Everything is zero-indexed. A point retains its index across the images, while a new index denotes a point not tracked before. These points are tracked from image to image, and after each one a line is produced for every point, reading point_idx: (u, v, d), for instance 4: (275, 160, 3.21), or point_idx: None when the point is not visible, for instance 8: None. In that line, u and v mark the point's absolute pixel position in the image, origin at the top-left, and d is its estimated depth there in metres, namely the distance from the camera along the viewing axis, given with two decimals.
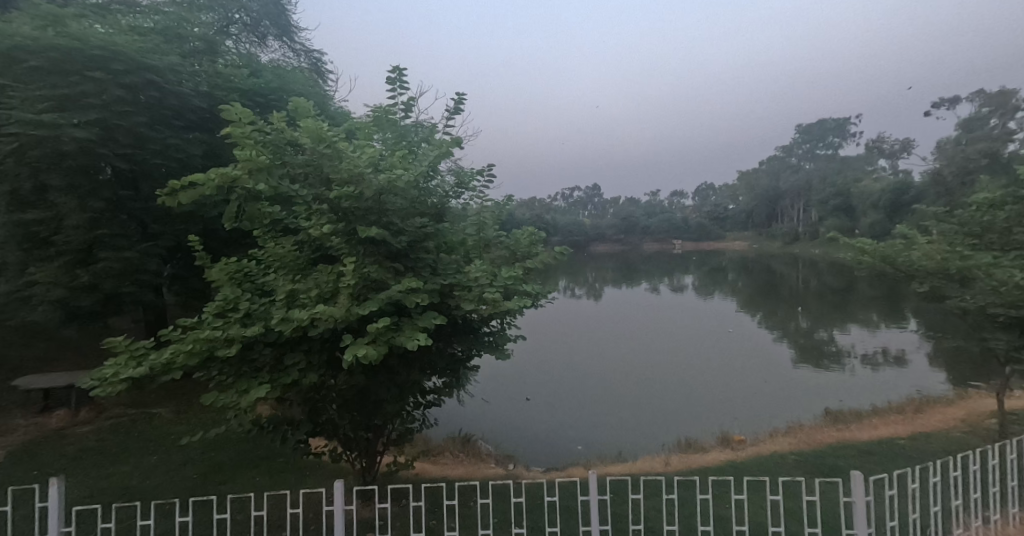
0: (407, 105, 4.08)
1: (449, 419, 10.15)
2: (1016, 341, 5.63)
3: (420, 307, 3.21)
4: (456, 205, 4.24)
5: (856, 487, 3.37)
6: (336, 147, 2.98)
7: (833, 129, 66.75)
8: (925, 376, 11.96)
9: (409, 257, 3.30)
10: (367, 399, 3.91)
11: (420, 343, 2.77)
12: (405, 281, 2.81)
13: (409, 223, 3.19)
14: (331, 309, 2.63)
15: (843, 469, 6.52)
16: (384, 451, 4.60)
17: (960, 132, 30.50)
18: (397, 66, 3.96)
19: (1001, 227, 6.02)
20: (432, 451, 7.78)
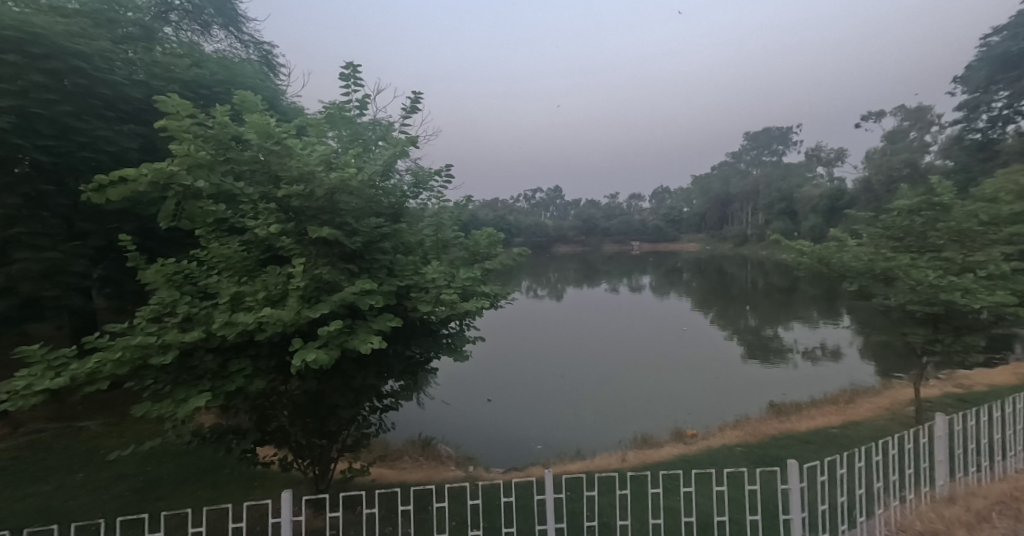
0: (362, 103, 4.06)
1: (408, 423, 10.11)
2: (930, 336, 6.16)
3: (375, 309, 3.23)
4: (414, 205, 4.25)
5: (789, 475, 3.63)
6: (285, 144, 2.98)
7: (777, 138, 70.30)
8: (858, 368, 12.87)
9: (363, 258, 3.32)
10: (320, 404, 3.89)
11: (373, 346, 2.80)
12: (358, 283, 2.85)
13: (364, 223, 3.21)
14: (279, 312, 2.64)
15: (781, 459, 6.94)
16: (338, 458, 4.56)
17: (886, 143, 32.87)
18: (351, 62, 3.94)
19: (918, 231, 6.58)
20: (389, 456, 7.72)
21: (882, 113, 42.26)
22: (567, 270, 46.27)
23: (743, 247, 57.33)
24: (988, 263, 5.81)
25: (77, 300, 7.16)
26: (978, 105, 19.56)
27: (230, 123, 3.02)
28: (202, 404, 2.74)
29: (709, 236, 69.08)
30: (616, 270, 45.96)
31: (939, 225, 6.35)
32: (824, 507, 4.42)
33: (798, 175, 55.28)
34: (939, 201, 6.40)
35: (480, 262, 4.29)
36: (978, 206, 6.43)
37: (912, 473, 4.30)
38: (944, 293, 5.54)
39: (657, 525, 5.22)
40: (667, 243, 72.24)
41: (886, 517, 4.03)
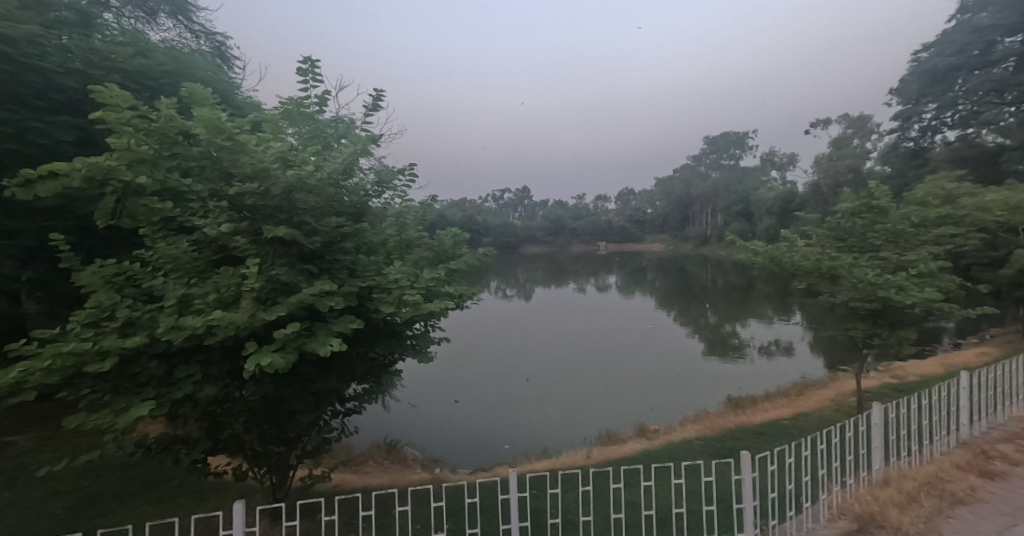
0: (321, 99, 4.01)
1: (373, 427, 9.99)
2: (870, 330, 6.55)
3: (335, 311, 3.24)
4: (377, 204, 4.22)
5: (744, 466, 3.79)
6: (238, 139, 2.94)
7: (734, 142, 72.82)
8: (808, 362, 13.56)
9: (323, 258, 3.34)
10: (278, 410, 3.85)
11: (332, 348, 2.81)
12: (317, 284, 2.85)
13: (323, 223, 3.22)
14: (232, 315, 2.61)
15: (735, 451, 7.27)
16: (297, 465, 4.51)
17: (833, 150, 34.61)
18: (308, 57, 3.91)
19: (859, 232, 6.98)
20: (353, 461, 7.64)
21: (829, 121, 44.40)
22: (535, 270, 46.53)
23: (703, 248, 59.12)
24: (919, 263, 6.31)
25: (5, 305, 6.73)
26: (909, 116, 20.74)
27: (177, 117, 2.93)
28: (144, 412, 2.65)
29: (671, 237, 70.88)
30: (584, 270, 46.52)
31: (878, 227, 6.80)
32: (773, 495, 4.62)
33: (753, 178, 57.40)
34: (877, 204, 6.83)
35: (446, 262, 4.34)
36: (909, 210, 6.97)
37: (852, 459, 4.49)
38: (881, 291, 5.94)
39: (617, 521, 5.36)
40: (631, 243, 73.66)
41: (829, 501, 4.15)
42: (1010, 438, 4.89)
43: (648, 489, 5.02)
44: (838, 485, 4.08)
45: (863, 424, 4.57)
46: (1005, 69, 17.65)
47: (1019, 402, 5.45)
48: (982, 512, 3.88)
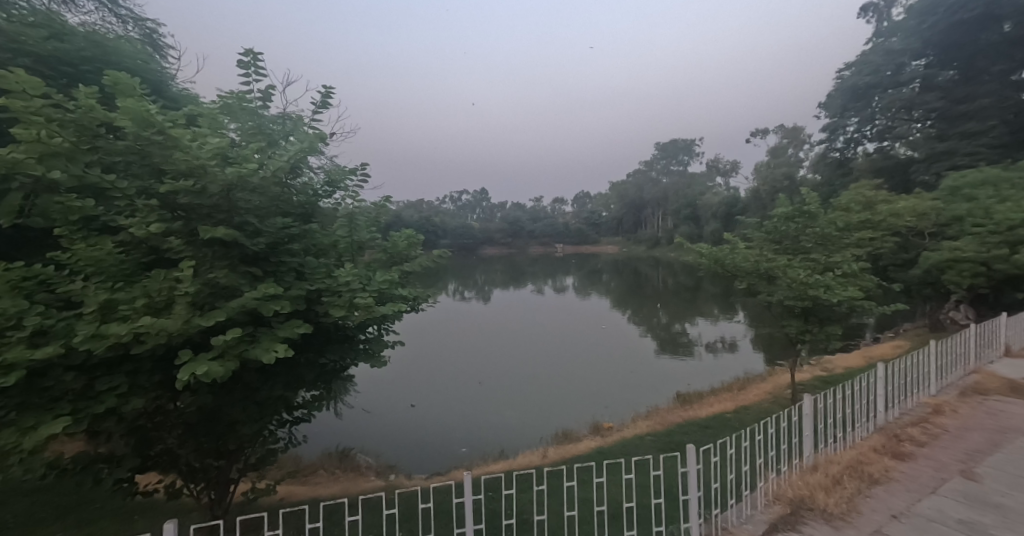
0: (265, 94, 3.82)
1: (324, 435, 9.76)
2: (802, 327, 7.01)
3: (281, 316, 3.21)
4: (328, 204, 4.14)
5: (690, 460, 3.90)
6: (170, 134, 2.86)
7: (682, 149, 75.62)
8: (751, 358, 14.33)
9: (267, 260, 3.30)
10: (217, 421, 3.73)
11: (276, 354, 2.79)
12: (261, 288, 2.82)
13: (268, 224, 3.19)
14: (164, 322, 2.54)
15: (682, 444, 7.62)
16: (238, 479, 4.36)
17: (772, 158, 36.63)
18: (251, 48, 3.61)
19: (793, 235, 7.47)
20: (303, 471, 7.47)
21: (766, 132, 47.00)
22: (494, 272, 46.56)
23: (655, 250, 61.02)
24: (843, 263, 6.86)
25: None
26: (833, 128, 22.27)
27: (98, 108, 2.79)
28: (57, 429, 2.46)
29: (625, 239, 72.83)
30: (541, 272, 46.94)
31: (808, 230, 7.34)
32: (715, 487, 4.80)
33: (699, 183, 59.83)
34: (808, 209, 7.36)
35: (400, 264, 4.33)
36: (835, 215, 7.55)
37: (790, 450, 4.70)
38: (811, 291, 6.41)
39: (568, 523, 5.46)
40: (588, 245, 74.99)
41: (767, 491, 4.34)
42: (918, 423, 5.39)
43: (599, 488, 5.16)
44: (775, 474, 4.29)
45: (796, 416, 4.81)
46: (914, 88, 19.35)
47: (927, 389, 6.01)
48: (894, 490, 4.25)
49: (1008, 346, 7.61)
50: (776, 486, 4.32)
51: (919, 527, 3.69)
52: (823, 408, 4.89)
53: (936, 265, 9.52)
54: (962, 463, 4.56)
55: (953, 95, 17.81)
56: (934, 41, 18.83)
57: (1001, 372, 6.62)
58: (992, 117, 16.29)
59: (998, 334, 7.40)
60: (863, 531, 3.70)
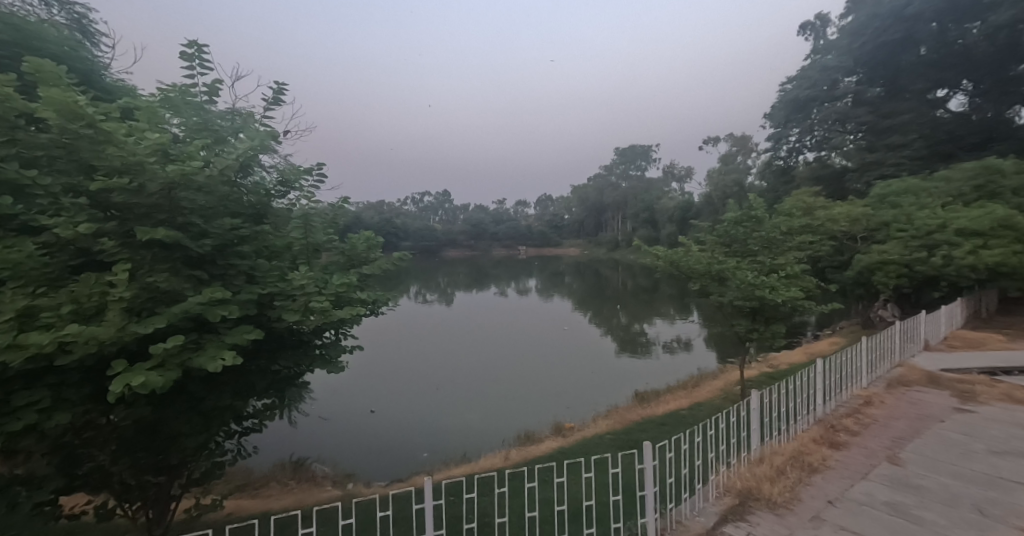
0: (212, 88, 3.55)
1: (277, 445, 9.44)
2: (751, 326, 7.35)
3: (229, 322, 3.12)
4: (281, 204, 4.07)
5: (647, 456, 3.94)
6: (102, 128, 2.63)
7: (640, 154, 77.69)
8: (705, 356, 14.91)
9: (214, 263, 3.19)
10: (157, 434, 3.52)
11: (222, 363, 2.72)
12: (207, 292, 2.74)
13: (214, 225, 3.09)
14: (96, 330, 2.40)
15: (639, 442, 7.85)
16: (180, 495, 4.15)
17: (724, 165, 38.21)
18: (195, 40, 3.35)
19: (743, 238, 7.84)
20: (254, 483, 7.22)
21: (718, 140, 49.00)
22: (457, 274, 46.42)
23: (615, 252, 62.37)
24: (786, 265, 7.28)
25: None
26: (777, 138, 23.49)
27: (16, 98, 2.57)
28: None
29: (586, 242, 74.10)
30: (505, 274, 47.20)
31: (755, 235, 7.74)
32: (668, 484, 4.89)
33: (655, 188, 61.76)
34: (755, 214, 7.75)
35: (359, 266, 4.30)
36: (778, 220, 7.99)
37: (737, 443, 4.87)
38: (758, 291, 6.78)
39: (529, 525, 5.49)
40: (549, 248, 75.78)
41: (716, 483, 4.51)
42: (852, 414, 5.77)
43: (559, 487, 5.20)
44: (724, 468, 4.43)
45: (745, 412, 5.00)
46: (847, 103, 20.70)
47: (860, 382, 6.44)
48: (831, 478, 4.54)
49: (928, 341, 8.28)
50: (726, 479, 4.46)
51: (852, 511, 3.96)
52: (768, 403, 5.12)
53: (867, 268, 10.23)
54: (888, 450, 4.93)
55: (880, 110, 19.22)
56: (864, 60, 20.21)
57: (921, 365, 7.21)
58: (912, 131, 17.69)
59: (920, 330, 8.02)
60: (803, 518, 3.94)
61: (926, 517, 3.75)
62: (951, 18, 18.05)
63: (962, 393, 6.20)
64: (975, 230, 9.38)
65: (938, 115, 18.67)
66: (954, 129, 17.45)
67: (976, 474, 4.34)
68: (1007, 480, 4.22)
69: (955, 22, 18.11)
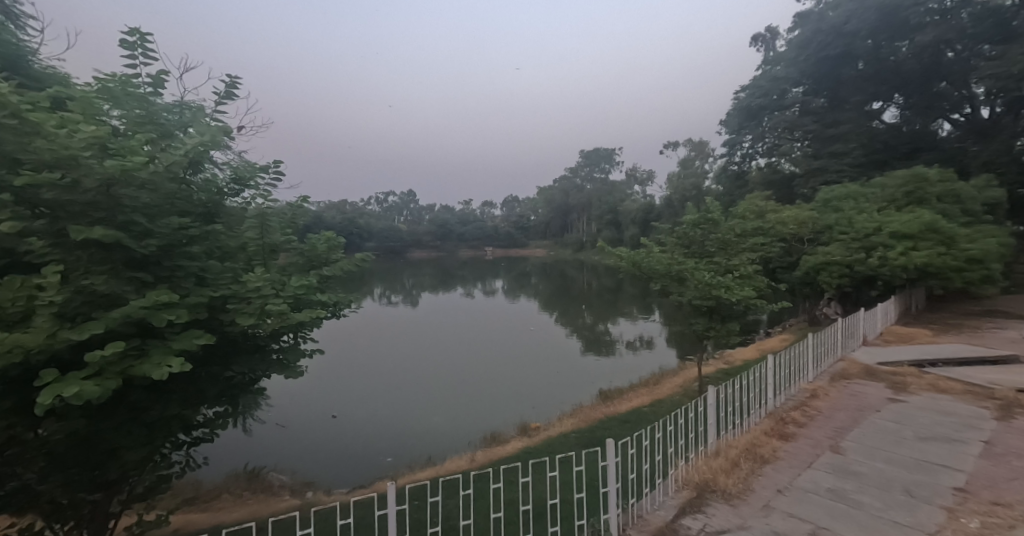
0: (157, 79, 3.29)
1: (232, 455, 9.12)
2: (708, 324, 7.63)
3: (176, 326, 2.96)
4: (235, 202, 3.95)
5: (610, 453, 3.98)
6: (31, 119, 2.45)
7: (604, 158, 79.08)
8: (666, 354, 15.37)
9: (160, 265, 3.02)
10: (92, 449, 3.24)
11: (169, 370, 2.56)
12: (151, 294, 2.57)
13: (160, 224, 2.85)
14: (21, 338, 2.21)
15: (602, 439, 8.02)
16: (122, 512, 3.91)
17: (683, 169, 39.48)
18: (138, 27, 3.05)
19: (701, 240, 8.11)
20: (205, 495, 6.92)
21: (677, 145, 50.54)
22: (423, 275, 46.02)
23: (580, 253, 63.31)
24: (740, 266, 7.60)
25: None
26: (731, 144, 24.38)
27: None
28: None
29: (552, 243, 74.86)
30: (471, 275, 47.19)
31: (712, 236, 8.04)
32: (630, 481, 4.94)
33: (617, 190, 63.15)
34: (711, 217, 8.05)
35: (319, 267, 4.25)
36: (733, 222, 8.32)
37: (695, 438, 5.01)
38: (715, 291, 7.09)
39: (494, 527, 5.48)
40: (516, 248, 76.10)
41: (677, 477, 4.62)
42: (799, 407, 6.09)
43: (524, 488, 5.21)
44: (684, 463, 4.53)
45: (701, 408, 5.15)
46: (794, 112, 21.75)
47: (806, 377, 6.80)
48: (781, 469, 4.77)
49: (867, 337, 8.80)
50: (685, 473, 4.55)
51: (800, 499, 4.18)
52: (723, 399, 5.29)
53: (813, 268, 10.78)
54: (832, 440, 5.23)
55: (824, 120, 20.31)
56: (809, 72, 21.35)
57: (860, 359, 7.68)
58: (855, 139, 18.75)
59: (859, 327, 8.53)
60: (756, 507, 4.13)
61: (864, 501, 4.01)
62: (884, 37, 19.38)
63: (895, 384, 6.65)
64: (906, 233, 10.08)
65: (875, 125, 19.93)
66: (888, 139, 18.94)
67: (907, 459, 4.67)
68: (933, 463, 4.56)
69: (888, 40, 19.48)
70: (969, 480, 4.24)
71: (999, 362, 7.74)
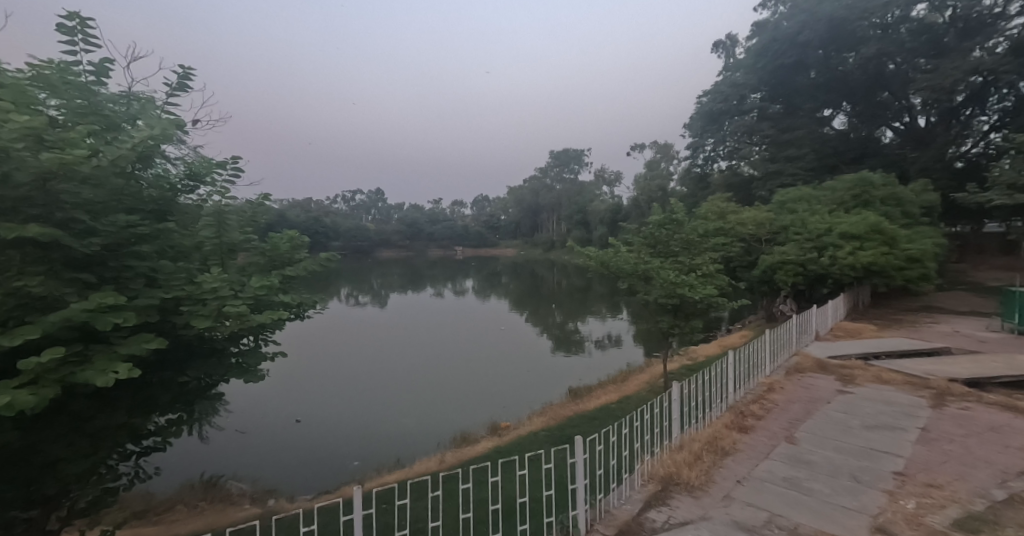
0: (99, 67, 3.18)
1: (187, 465, 8.79)
2: (672, 321, 7.84)
3: (122, 330, 2.84)
4: (190, 199, 3.85)
5: (579, 450, 4.00)
6: None
7: (573, 158, 79.84)
8: (633, 351, 15.71)
9: (105, 265, 2.93)
10: (28, 462, 3.06)
11: (114, 376, 2.46)
12: (93, 297, 2.45)
13: (105, 222, 2.74)
14: None
15: (571, 436, 8.15)
16: (62, 528, 3.71)
17: (649, 171, 40.32)
18: (77, 13, 2.96)
19: (667, 241, 8.32)
20: (157, 508, 6.64)
21: (644, 147, 51.52)
22: (392, 275, 45.41)
23: (551, 252, 63.75)
24: (703, 265, 7.85)
25: None
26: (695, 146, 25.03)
27: None
28: None
29: (523, 243, 75.12)
30: (441, 274, 46.99)
31: (676, 236, 8.28)
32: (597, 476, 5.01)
33: (586, 191, 63.94)
34: (676, 217, 8.28)
35: (281, 266, 4.17)
36: (696, 223, 8.58)
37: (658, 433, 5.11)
38: (678, 289, 7.29)
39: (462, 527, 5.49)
40: (487, 248, 76.00)
41: (642, 471, 4.70)
42: (757, 400, 6.33)
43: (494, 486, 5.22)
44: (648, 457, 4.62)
45: (667, 402, 5.26)
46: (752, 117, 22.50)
47: (764, 371, 7.07)
48: (740, 460, 4.97)
49: (819, 332, 9.21)
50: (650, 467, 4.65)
51: (757, 488, 4.36)
52: (685, 394, 5.43)
53: (770, 267, 11.22)
54: (786, 431, 5.47)
55: (780, 125, 21.12)
56: (767, 79, 22.15)
57: (813, 353, 8.05)
58: (809, 144, 19.60)
59: (812, 323, 8.92)
60: (717, 498, 4.29)
61: (816, 488, 4.23)
62: (833, 47, 20.35)
63: (844, 377, 7.00)
64: (854, 234, 10.61)
65: (826, 131, 20.90)
66: (838, 145, 19.91)
67: (853, 447, 4.94)
68: (876, 450, 4.83)
69: (837, 51, 20.46)
70: (907, 464, 4.52)
71: (936, 354, 8.27)
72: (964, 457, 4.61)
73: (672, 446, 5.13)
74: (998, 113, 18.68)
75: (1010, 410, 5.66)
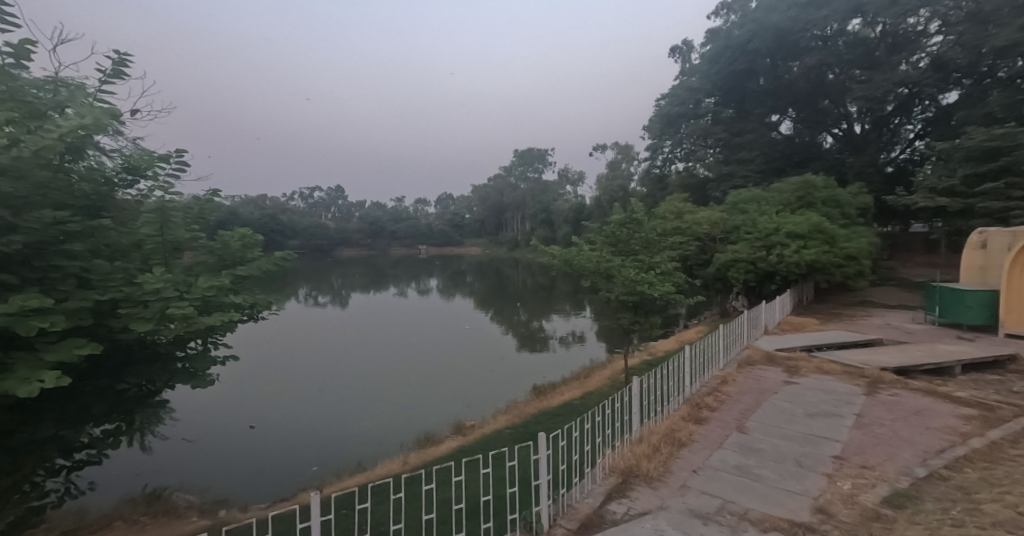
0: (20, 49, 3.00)
1: (131, 478, 8.36)
2: (633, 318, 8.02)
3: (49, 335, 2.69)
4: (128, 194, 3.69)
5: (541, 445, 4.00)
6: None
7: (536, 157, 80.24)
8: (595, 347, 16.00)
9: (30, 264, 2.78)
10: None
11: (41, 383, 2.32)
12: (17, 300, 2.31)
13: (28, 217, 2.59)
14: None
15: (534, 432, 8.25)
16: None
17: (611, 171, 41.01)
18: None
19: (626, 239, 8.51)
20: (93, 524, 6.28)
21: (606, 148, 52.35)
22: (354, 275, 44.46)
23: (515, 251, 63.91)
24: (662, 263, 8.05)
25: None
26: (654, 148, 25.64)
27: None
28: None
29: (487, 242, 74.98)
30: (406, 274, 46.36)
31: (635, 235, 8.47)
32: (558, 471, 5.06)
33: (550, 190, 64.40)
34: (635, 217, 8.46)
35: (233, 265, 4.04)
36: (654, 222, 8.80)
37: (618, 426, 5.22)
38: (638, 287, 7.46)
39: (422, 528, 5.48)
40: (451, 247, 75.50)
41: (603, 465, 4.78)
42: (712, 393, 6.56)
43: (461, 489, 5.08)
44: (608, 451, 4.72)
45: (629, 396, 5.37)
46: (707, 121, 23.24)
47: (718, 365, 7.33)
48: (695, 451, 5.14)
49: (767, 327, 9.63)
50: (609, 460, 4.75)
51: (710, 477, 4.53)
52: (643, 388, 5.56)
53: (723, 265, 11.65)
54: (739, 422, 5.69)
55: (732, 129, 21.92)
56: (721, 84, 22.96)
57: (762, 347, 8.40)
58: (759, 147, 20.43)
59: (762, 318, 9.31)
60: (674, 488, 4.43)
61: (764, 474, 4.44)
62: (780, 56, 21.30)
63: (790, 368, 7.34)
64: (799, 233, 11.11)
65: (774, 135, 21.87)
66: (785, 149, 20.86)
67: (797, 434, 5.19)
68: (817, 436, 5.10)
69: (784, 59, 21.41)
70: (844, 448, 4.80)
71: (872, 345, 8.80)
72: (893, 439, 4.94)
73: (632, 439, 5.24)
74: (922, 122, 20.05)
75: (933, 395, 6.09)
